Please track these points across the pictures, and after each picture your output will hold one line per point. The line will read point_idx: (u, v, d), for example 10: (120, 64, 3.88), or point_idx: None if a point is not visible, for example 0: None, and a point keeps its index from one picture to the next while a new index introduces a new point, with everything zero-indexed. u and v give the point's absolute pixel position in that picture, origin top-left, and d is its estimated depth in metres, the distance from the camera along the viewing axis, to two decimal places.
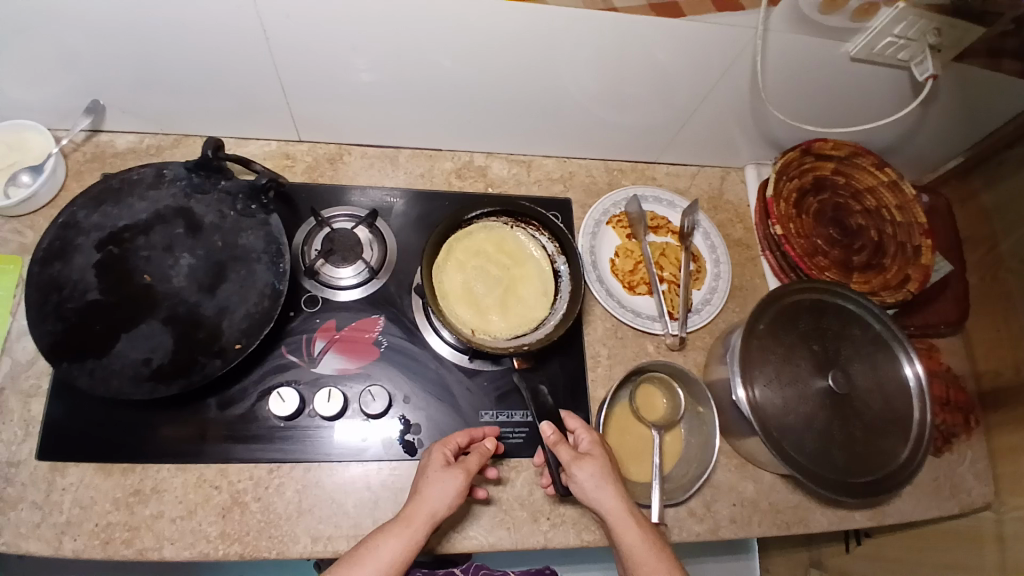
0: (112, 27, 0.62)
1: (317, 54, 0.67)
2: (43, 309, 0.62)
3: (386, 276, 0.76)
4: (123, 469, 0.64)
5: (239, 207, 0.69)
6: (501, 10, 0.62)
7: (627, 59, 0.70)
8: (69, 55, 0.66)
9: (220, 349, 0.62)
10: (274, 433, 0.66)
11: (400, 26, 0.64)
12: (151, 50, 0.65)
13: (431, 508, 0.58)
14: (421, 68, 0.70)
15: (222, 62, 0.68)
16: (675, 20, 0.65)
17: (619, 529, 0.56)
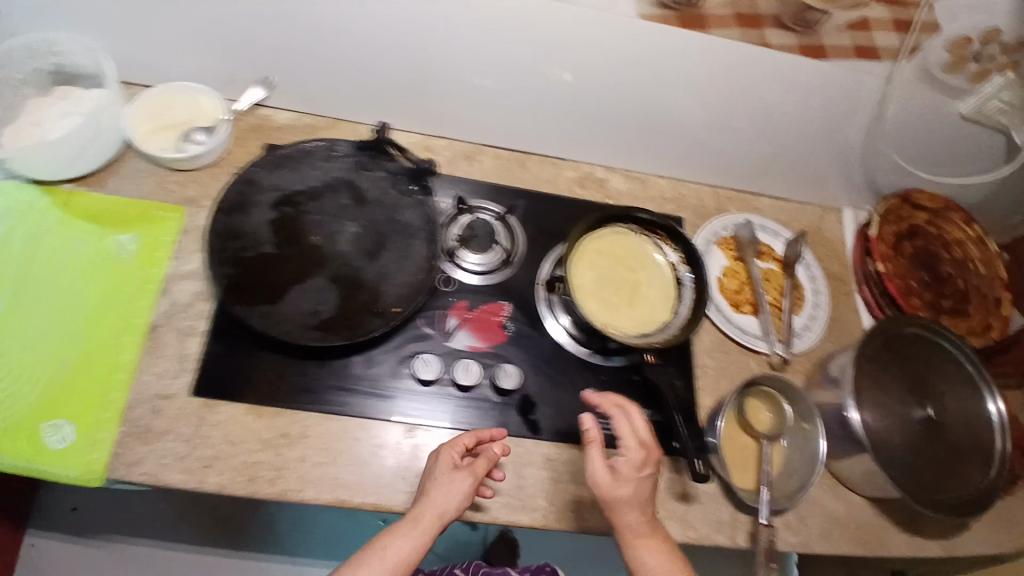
0: (321, 9, 0.68)
1: (492, 57, 0.73)
2: (224, 254, 0.67)
3: (511, 269, 0.78)
4: (271, 412, 0.69)
5: (401, 186, 0.74)
6: (671, 37, 0.69)
7: (765, 95, 0.77)
8: (268, 27, 0.71)
9: (379, 310, 0.67)
10: (412, 395, 0.71)
11: (577, 39, 0.70)
12: (345, 33, 0.71)
13: (437, 511, 0.60)
14: (580, 80, 0.76)
15: (403, 52, 0.74)
16: (817, 61, 0.72)
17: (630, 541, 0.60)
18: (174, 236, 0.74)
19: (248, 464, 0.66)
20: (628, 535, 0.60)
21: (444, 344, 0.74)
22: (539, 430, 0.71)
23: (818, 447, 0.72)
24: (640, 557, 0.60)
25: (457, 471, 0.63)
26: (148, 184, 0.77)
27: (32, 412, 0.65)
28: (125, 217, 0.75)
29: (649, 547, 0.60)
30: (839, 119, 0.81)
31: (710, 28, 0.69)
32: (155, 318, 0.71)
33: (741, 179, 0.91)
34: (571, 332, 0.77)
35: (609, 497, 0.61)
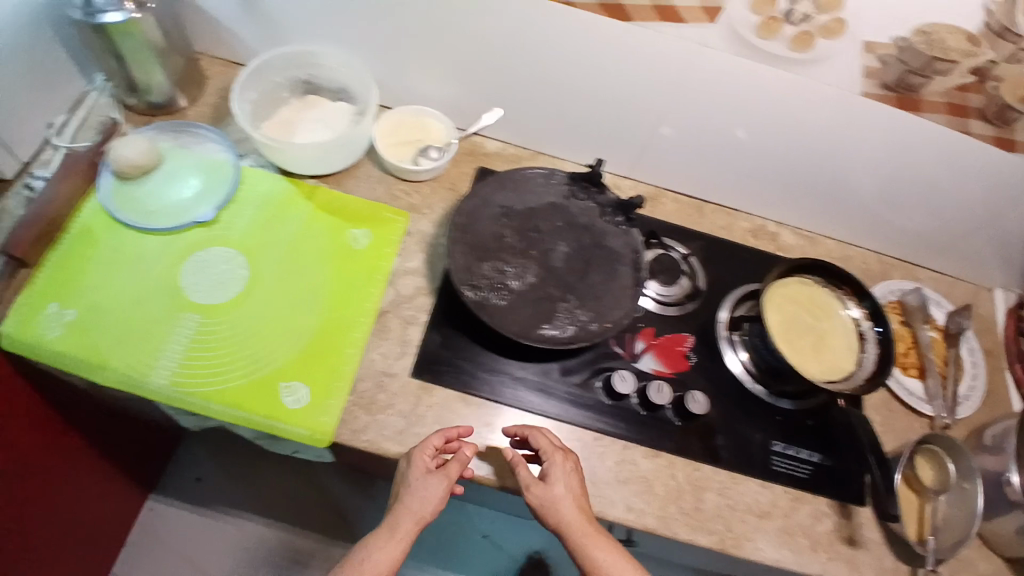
0: (571, 57, 0.77)
1: (708, 115, 0.81)
2: (462, 257, 0.74)
3: (693, 305, 0.82)
4: (479, 403, 0.75)
5: (610, 217, 0.80)
6: (882, 117, 0.76)
7: (952, 175, 0.83)
8: (515, 67, 0.80)
9: (593, 324, 0.73)
10: (602, 406, 0.75)
11: (794, 109, 0.77)
12: (582, 79, 0.80)
13: (413, 516, 0.64)
14: (782, 143, 0.83)
15: (627, 101, 0.81)
16: (1007, 151, 0.78)
17: (584, 544, 0.63)
18: (400, 235, 0.83)
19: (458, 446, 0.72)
20: (589, 542, 0.63)
21: (630, 363, 0.78)
22: (720, 456, 0.75)
23: (976, 502, 0.72)
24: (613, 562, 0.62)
25: (430, 475, 0.66)
26: (381, 188, 0.86)
27: (274, 372, 0.73)
28: (359, 214, 0.83)
29: (611, 552, 0.63)
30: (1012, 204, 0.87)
31: (920, 111, 0.75)
32: (382, 304, 0.79)
33: (899, 245, 0.96)
34: (750, 370, 0.81)
35: (549, 501, 0.65)
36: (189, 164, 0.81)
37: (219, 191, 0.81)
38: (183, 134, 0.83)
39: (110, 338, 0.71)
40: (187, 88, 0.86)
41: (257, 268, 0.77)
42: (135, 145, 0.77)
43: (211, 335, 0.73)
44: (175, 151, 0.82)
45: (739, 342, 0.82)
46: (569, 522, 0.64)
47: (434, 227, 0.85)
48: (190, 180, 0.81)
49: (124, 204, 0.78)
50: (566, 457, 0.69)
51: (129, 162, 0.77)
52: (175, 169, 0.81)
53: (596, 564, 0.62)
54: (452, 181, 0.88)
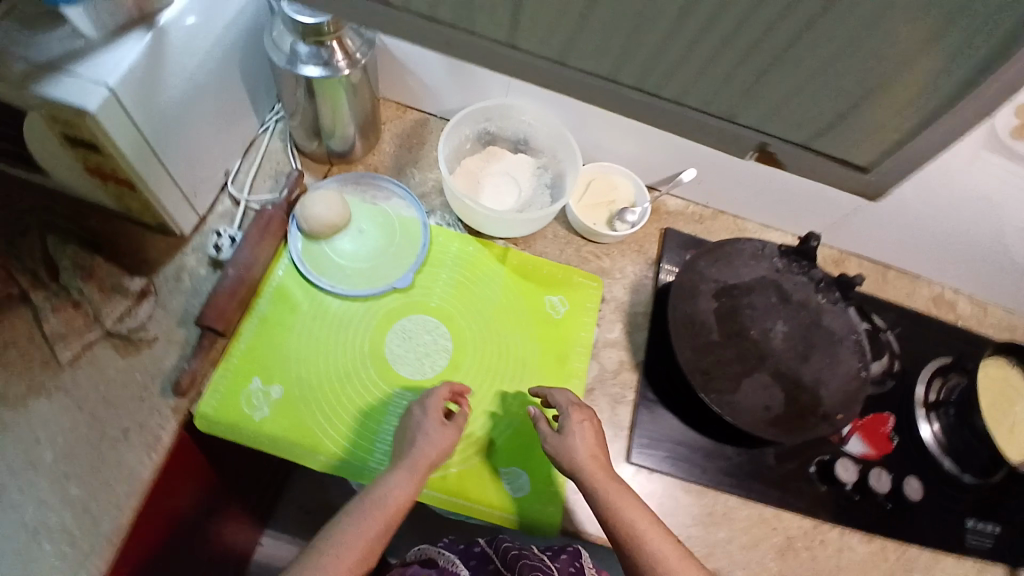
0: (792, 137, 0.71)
1: (924, 197, 0.77)
2: (685, 341, 0.72)
3: (894, 382, 0.81)
4: (699, 489, 0.72)
5: (827, 293, 0.77)
6: None
7: None
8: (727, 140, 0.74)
9: (824, 414, 0.71)
10: (818, 494, 0.73)
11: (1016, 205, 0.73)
12: None
13: (428, 460, 0.62)
14: (986, 229, 0.78)
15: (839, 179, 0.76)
16: None
17: (599, 492, 0.61)
18: (595, 302, 0.79)
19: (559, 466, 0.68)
20: (608, 495, 0.60)
21: (840, 447, 0.76)
22: (923, 539, 0.73)
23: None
24: (629, 517, 0.60)
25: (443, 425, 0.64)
26: (569, 250, 0.82)
27: (493, 453, 0.69)
28: (553, 279, 0.79)
29: (634, 507, 0.60)
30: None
31: None
32: (586, 380, 0.75)
33: None
34: (941, 446, 0.77)
35: (565, 448, 0.63)
36: (376, 220, 0.76)
37: (410, 250, 0.76)
38: (365, 186, 0.78)
39: (321, 418, 0.67)
40: (368, 134, 0.78)
41: (461, 340, 0.73)
42: (329, 200, 0.72)
43: None
44: (360, 206, 0.77)
45: (935, 418, 0.78)
46: (584, 465, 0.62)
47: (629, 294, 0.81)
48: (379, 238, 0.76)
49: (317, 265, 0.73)
50: (583, 409, 0.66)
51: (323, 220, 0.72)
52: (363, 225, 0.76)
53: (621, 514, 0.60)
54: (640, 243, 0.84)
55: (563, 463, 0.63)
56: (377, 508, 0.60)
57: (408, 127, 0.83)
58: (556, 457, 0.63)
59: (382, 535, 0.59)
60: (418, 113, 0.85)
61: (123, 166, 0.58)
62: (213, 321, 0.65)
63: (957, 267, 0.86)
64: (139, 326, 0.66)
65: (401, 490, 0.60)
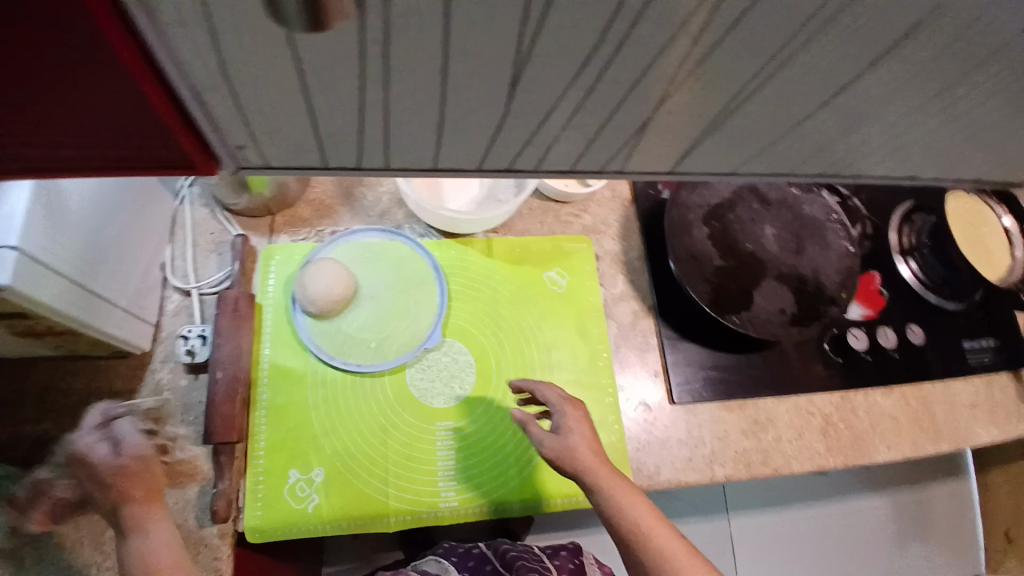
0: None
1: None
2: (692, 274, 0.72)
3: (869, 242, 0.86)
4: (740, 404, 0.75)
5: (798, 183, 0.79)
6: None
7: None
8: None
9: (831, 298, 0.73)
10: (840, 368, 0.78)
11: None
12: None
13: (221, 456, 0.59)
14: None
15: None
16: None
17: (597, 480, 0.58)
18: (592, 264, 0.78)
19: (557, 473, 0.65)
20: (605, 486, 0.58)
21: (845, 319, 0.81)
22: (935, 372, 0.82)
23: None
24: (623, 505, 0.58)
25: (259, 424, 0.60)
26: (547, 218, 0.79)
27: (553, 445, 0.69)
28: (545, 254, 0.77)
29: (635, 500, 0.59)
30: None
31: None
32: (611, 343, 0.75)
33: None
34: (922, 282, 0.86)
35: (565, 449, 0.60)
36: (376, 275, 0.71)
37: (431, 294, 0.71)
38: (353, 243, 0.72)
39: (374, 480, 0.64)
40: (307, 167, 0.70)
41: (481, 350, 0.70)
42: (332, 274, 0.66)
43: (472, 438, 0.67)
44: (357, 264, 0.71)
45: (911, 259, 0.86)
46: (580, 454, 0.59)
47: (619, 242, 0.80)
48: (392, 294, 0.70)
49: (340, 349, 0.67)
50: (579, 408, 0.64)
51: (329, 291, 0.66)
52: (366, 290, 0.70)
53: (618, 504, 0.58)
54: (613, 187, 0.82)
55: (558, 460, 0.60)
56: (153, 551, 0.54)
57: None
58: (554, 456, 0.60)
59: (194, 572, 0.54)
60: None
61: (58, 321, 0.49)
62: (224, 435, 0.59)
63: None
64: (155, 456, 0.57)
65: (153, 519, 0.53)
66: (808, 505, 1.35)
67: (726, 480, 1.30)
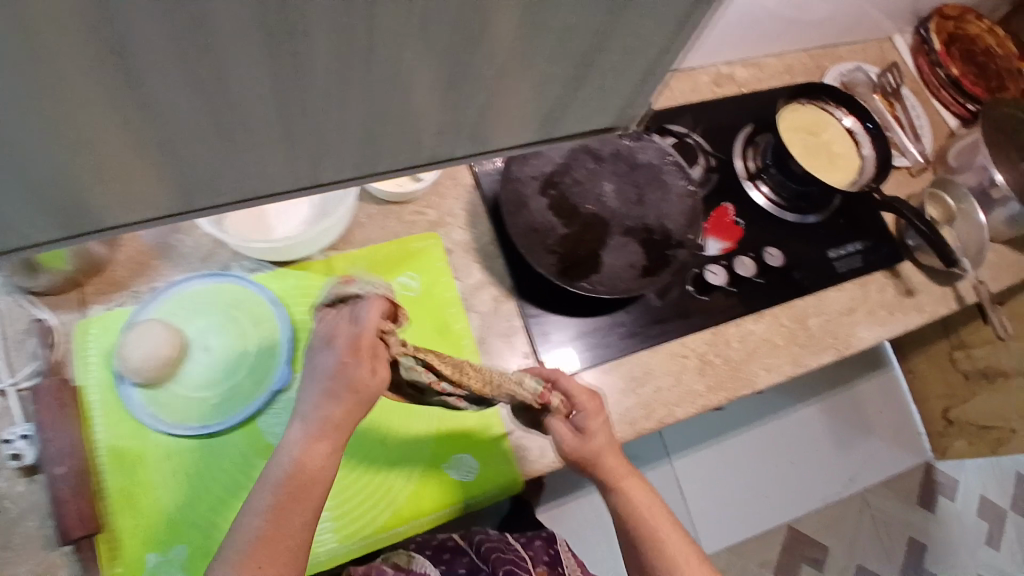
0: None
1: None
2: (536, 248, 0.70)
3: (716, 174, 0.87)
4: (615, 365, 0.75)
5: (630, 132, 0.78)
6: None
7: None
8: None
9: (678, 242, 0.74)
10: (708, 304, 0.79)
11: None
12: None
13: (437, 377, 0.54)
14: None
15: None
16: None
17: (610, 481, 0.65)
18: (444, 259, 0.76)
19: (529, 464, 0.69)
20: (610, 481, 0.65)
21: (704, 256, 0.82)
22: (804, 287, 0.84)
23: (978, 217, 0.90)
24: (629, 494, 0.66)
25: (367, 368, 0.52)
26: (390, 221, 0.76)
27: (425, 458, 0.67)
28: (392, 259, 0.74)
29: (638, 488, 0.66)
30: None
31: None
32: (475, 334, 0.73)
33: (826, 36, 1.01)
34: (777, 203, 0.88)
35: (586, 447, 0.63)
36: (205, 327, 0.68)
37: (268, 334, 0.68)
38: (174, 297, 0.68)
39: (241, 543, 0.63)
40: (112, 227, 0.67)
41: None
42: (151, 342, 0.63)
43: (338, 473, 0.65)
44: (184, 319, 0.67)
45: (761, 183, 0.89)
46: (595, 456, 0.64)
47: (468, 230, 0.78)
48: (227, 344, 0.68)
49: (182, 415, 0.65)
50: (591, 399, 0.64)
51: (148, 359, 0.63)
52: (198, 343, 0.67)
53: (627, 499, 0.66)
54: (452, 174, 0.80)
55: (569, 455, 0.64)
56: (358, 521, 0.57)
57: None
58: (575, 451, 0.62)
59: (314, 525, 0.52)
60: None
61: None
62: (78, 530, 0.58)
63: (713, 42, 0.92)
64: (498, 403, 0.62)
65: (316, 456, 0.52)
66: (745, 430, 1.40)
67: (663, 427, 1.33)
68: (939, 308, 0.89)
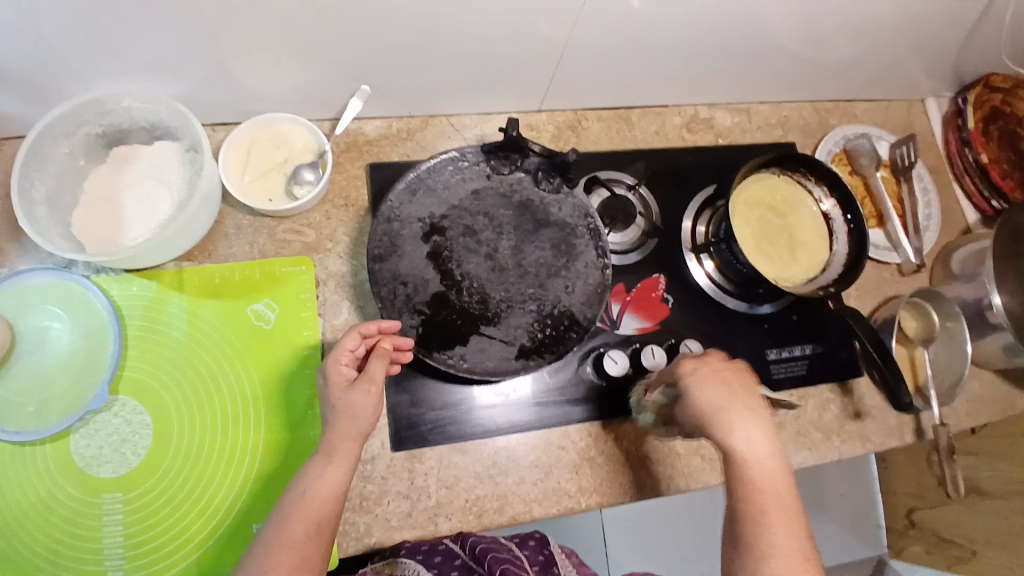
0: (409, 10, 0.58)
1: (598, 29, 0.65)
2: (399, 304, 0.62)
3: (657, 239, 0.75)
4: (476, 445, 0.66)
5: (545, 182, 0.68)
6: None
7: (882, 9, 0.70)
8: (351, 36, 0.61)
9: (570, 323, 0.65)
10: (603, 393, 0.69)
11: (688, 14, 0.65)
12: (444, 30, 0.62)
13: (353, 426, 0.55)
14: (682, 35, 0.68)
15: (506, 38, 0.65)
16: None
17: (725, 412, 0.53)
18: (311, 290, 0.68)
19: (394, 518, 0.63)
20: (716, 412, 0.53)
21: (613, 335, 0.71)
22: None
23: (963, 343, 0.75)
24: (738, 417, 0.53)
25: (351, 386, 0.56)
26: (261, 237, 0.68)
27: (245, 509, 0.61)
28: (251, 282, 0.67)
29: (752, 421, 0.53)
30: (939, 26, 0.75)
31: None
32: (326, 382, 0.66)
33: (844, 89, 0.87)
34: (720, 284, 0.76)
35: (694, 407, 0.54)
36: (38, 319, 0.62)
37: (104, 343, 0.62)
38: (11, 287, 0.62)
39: (33, 567, 0.58)
40: None
41: (160, 404, 0.62)
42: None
43: (146, 510, 0.60)
44: (16, 312, 0.62)
45: (707, 257, 0.76)
46: (763, 491, 0.51)
47: (348, 261, 0.70)
48: (62, 339, 0.62)
49: None
50: (728, 364, 0.56)
51: None
52: (29, 335, 0.62)
53: (745, 424, 0.53)
54: (346, 193, 0.72)
55: (742, 490, 0.52)
56: (302, 500, 0.53)
57: (5, 165, 0.67)
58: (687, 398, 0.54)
59: (319, 534, 0.52)
60: (15, 141, 0.67)
61: None
62: None
63: (686, 80, 0.78)
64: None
65: (329, 480, 0.54)
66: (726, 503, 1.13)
67: (605, 511, 1.04)
68: (884, 438, 0.77)
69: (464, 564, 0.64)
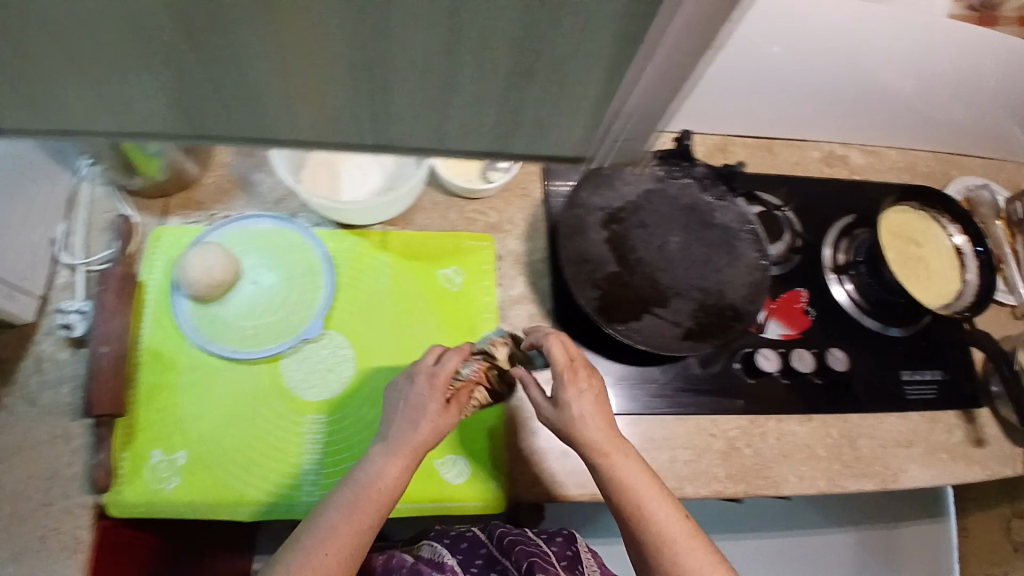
0: None
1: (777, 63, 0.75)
2: (582, 278, 0.69)
3: (800, 256, 0.82)
4: (631, 419, 0.71)
5: (711, 189, 0.76)
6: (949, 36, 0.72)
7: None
8: None
9: (735, 315, 0.70)
10: (749, 389, 0.74)
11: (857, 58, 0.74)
12: None
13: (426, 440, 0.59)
14: (847, 75, 0.78)
15: None
16: None
17: (650, 517, 0.55)
18: (492, 263, 0.76)
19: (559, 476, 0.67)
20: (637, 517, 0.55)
21: (760, 337, 0.76)
22: (863, 401, 0.76)
23: None
24: (654, 523, 0.55)
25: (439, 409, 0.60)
26: (451, 215, 0.77)
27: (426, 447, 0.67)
28: (441, 251, 0.75)
29: (667, 516, 0.56)
30: None
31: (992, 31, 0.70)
32: None
33: (967, 144, 0.94)
34: (858, 304, 0.81)
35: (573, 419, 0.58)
36: (258, 262, 0.71)
37: (317, 287, 0.71)
38: (243, 229, 0.71)
39: (234, 471, 0.64)
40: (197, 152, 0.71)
41: (362, 343, 0.70)
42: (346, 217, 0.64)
43: (341, 435, 0.66)
44: (242, 249, 0.71)
45: (848, 279, 0.81)
46: (643, 493, 0.56)
47: (524, 243, 0.78)
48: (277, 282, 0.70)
49: (216, 334, 0.68)
50: (590, 376, 0.61)
51: (207, 276, 0.65)
52: (250, 273, 0.70)
53: (657, 527, 0.55)
54: (523, 186, 0.80)
55: (623, 499, 0.56)
56: (363, 488, 0.56)
57: None
58: (574, 419, 0.58)
59: (374, 524, 0.55)
60: None
61: None
62: (101, 407, 0.60)
63: (833, 118, 0.86)
64: (111, 262, 0.67)
65: (388, 474, 0.56)
66: (786, 533, 1.20)
67: None
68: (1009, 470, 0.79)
69: (487, 552, 0.76)
